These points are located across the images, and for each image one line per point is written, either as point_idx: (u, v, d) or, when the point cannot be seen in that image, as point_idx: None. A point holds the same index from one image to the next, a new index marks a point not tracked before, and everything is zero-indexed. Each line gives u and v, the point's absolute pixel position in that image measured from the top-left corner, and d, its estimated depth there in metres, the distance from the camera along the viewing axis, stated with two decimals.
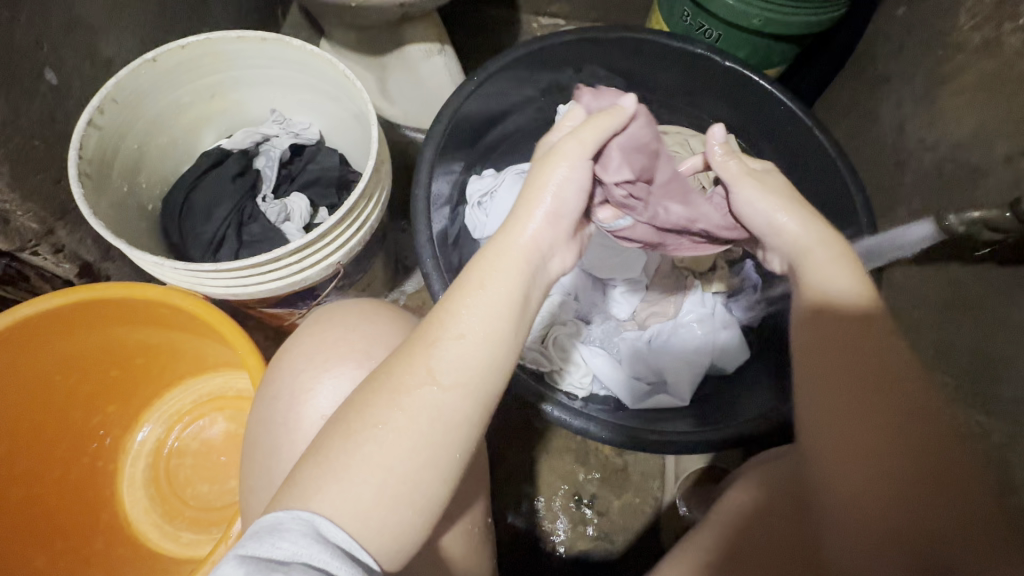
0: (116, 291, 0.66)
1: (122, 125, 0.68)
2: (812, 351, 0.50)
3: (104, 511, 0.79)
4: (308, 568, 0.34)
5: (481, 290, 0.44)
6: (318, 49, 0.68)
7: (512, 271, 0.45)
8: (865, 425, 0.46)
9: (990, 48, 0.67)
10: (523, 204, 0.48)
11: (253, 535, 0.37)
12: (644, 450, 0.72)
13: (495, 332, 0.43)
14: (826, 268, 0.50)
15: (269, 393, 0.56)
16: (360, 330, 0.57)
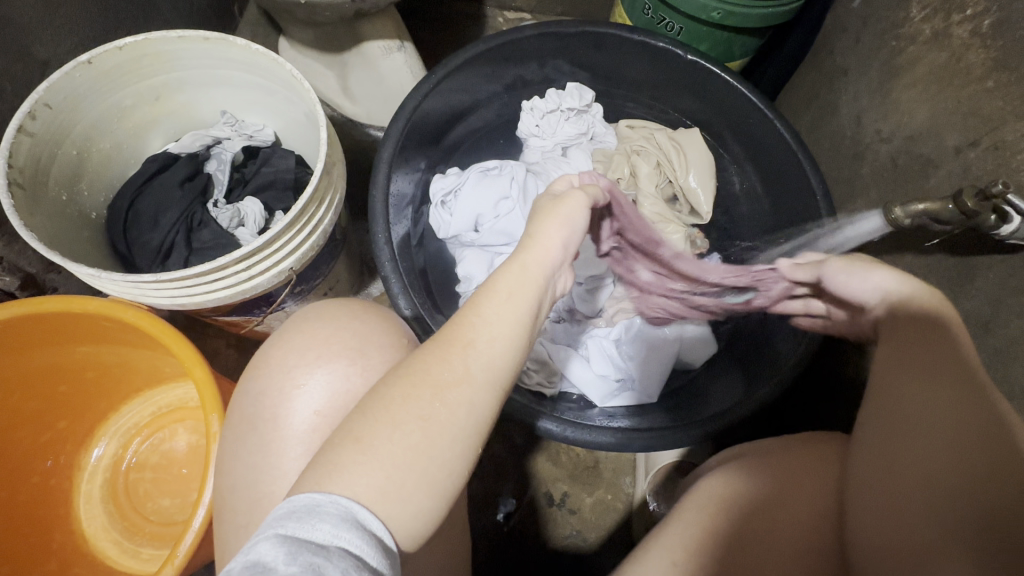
0: (55, 305, 0.63)
1: (58, 130, 0.65)
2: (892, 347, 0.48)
3: (57, 531, 0.76)
4: (346, 555, 0.34)
5: (509, 297, 0.45)
6: (263, 48, 0.66)
7: (531, 287, 0.45)
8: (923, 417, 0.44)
9: (940, 39, 0.67)
10: (536, 225, 0.49)
11: (291, 513, 0.36)
12: (653, 446, 0.70)
13: (523, 339, 0.44)
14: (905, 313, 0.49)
15: (256, 388, 0.54)
16: (352, 329, 0.56)
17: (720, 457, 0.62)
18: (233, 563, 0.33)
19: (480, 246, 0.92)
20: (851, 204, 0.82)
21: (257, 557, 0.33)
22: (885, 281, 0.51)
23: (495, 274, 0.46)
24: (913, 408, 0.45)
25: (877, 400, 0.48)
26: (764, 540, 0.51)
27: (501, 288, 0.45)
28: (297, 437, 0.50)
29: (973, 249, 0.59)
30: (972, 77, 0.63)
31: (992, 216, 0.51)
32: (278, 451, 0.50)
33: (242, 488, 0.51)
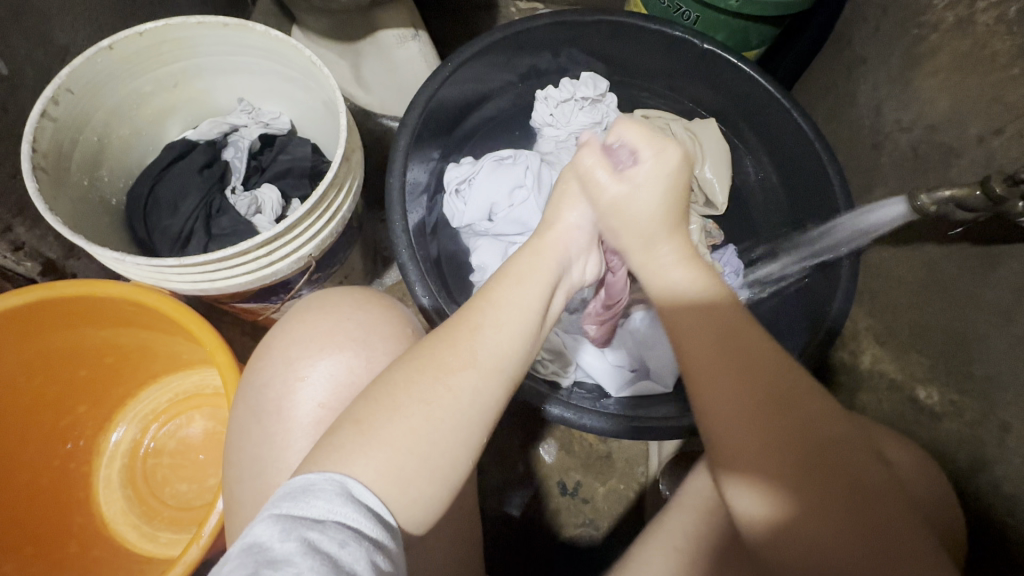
0: (79, 289, 0.64)
1: (79, 116, 0.65)
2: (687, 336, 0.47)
3: (78, 513, 0.77)
4: (343, 527, 0.35)
5: (519, 282, 0.50)
6: (282, 34, 0.66)
7: (541, 270, 0.51)
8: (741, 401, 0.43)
9: (963, 26, 0.66)
10: (552, 209, 0.57)
11: (287, 494, 0.37)
12: (644, 437, 0.71)
13: (529, 327, 0.48)
14: (670, 274, 0.51)
15: (258, 379, 0.54)
16: (356, 319, 0.56)
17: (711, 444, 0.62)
18: (231, 546, 0.34)
19: (494, 236, 0.91)
20: (870, 194, 0.81)
21: (254, 539, 0.34)
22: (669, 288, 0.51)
23: (507, 263, 0.52)
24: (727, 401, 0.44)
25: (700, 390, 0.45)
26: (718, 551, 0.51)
27: (510, 275, 0.50)
28: (302, 429, 0.51)
29: (1000, 240, 0.58)
30: (996, 65, 0.62)
31: (1019, 203, 0.50)
32: (284, 443, 0.51)
33: (254, 478, 0.51)
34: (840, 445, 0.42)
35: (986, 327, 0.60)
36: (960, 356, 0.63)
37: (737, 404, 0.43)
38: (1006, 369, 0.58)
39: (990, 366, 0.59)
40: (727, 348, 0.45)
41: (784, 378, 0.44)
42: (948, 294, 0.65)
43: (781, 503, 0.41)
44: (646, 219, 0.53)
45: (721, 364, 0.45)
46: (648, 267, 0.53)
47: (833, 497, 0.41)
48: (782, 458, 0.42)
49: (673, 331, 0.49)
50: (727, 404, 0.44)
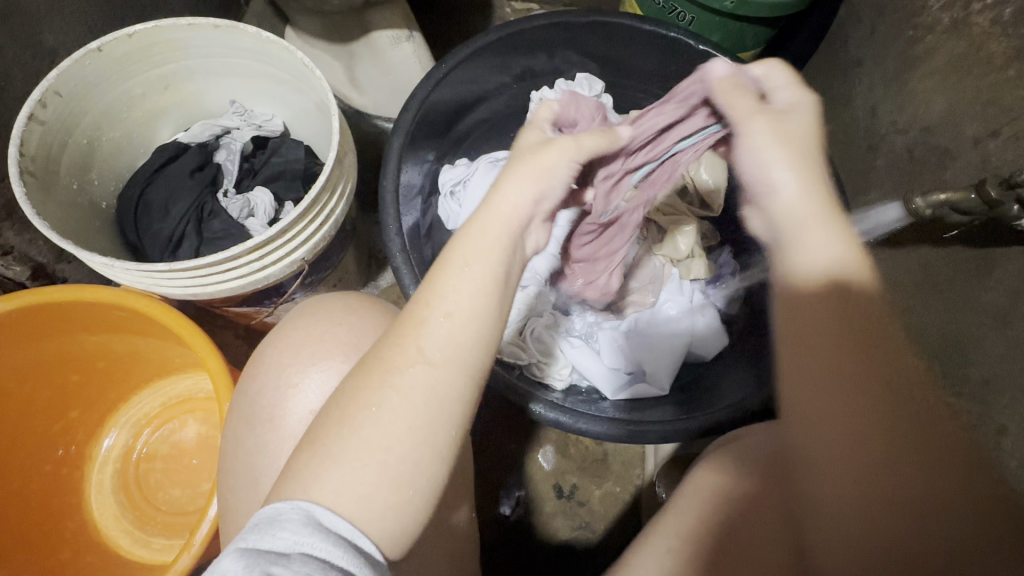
0: (68, 294, 0.63)
1: (68, 119, 0.65)
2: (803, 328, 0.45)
3: (69, 519, 0.76)
4: (309, 560, 0.36)
5: (466, 264, 0.43)
6: (273, 35, 0.65)
7: (495, 246, 0.44)
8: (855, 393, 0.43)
9: (959, 28, 0.66)
10: (506, 175, 0.46)
11: (255, 526, 0.38)
12: (644, 441, 0.71)
13: (484, 311, 0.43)
14: (815, 247, 0.44)
15: (251, 388, 0.54)
16: (347, 324, 0.55)
17: (718, 443, 0.64)
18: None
19: None
20: (865, 195, 0.81)
21: (219, 575, 0.34)
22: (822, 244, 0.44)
23: (456, 238, 0.45)
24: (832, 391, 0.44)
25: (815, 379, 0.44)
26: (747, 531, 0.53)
27: (456, 257, 0.44)
28: (294, 438, 0.50)
29: (996, 242, 0.58)
30: (992, 67, 0.62)
31: (1014, 206, 0.50)
32: (276, 451, 0.50)
33: (246, 485, 0.51)
34: (942, 439, 0.44)
35: (982, 330, 0.60)
36: (955, 358, 0.63)
37: (849, 396, 0.44)
38: (1002, 371, 0.57)
39: (986, 368, 0.59)
40: (833, 316, 0.44)
41: (903, 371, 0.44)
42: (944, 296, 0.64)
43: (876, 490, 0.43)
44: (806, 155, 0.46)
45: (837, 354, 0.44)
46: (788, 221, 0.45)
47: (919, 471, 0.43)
48: (888, 448, 0.43)
49: (788, 319, 0.46)
50: (838, 394, 0.44)
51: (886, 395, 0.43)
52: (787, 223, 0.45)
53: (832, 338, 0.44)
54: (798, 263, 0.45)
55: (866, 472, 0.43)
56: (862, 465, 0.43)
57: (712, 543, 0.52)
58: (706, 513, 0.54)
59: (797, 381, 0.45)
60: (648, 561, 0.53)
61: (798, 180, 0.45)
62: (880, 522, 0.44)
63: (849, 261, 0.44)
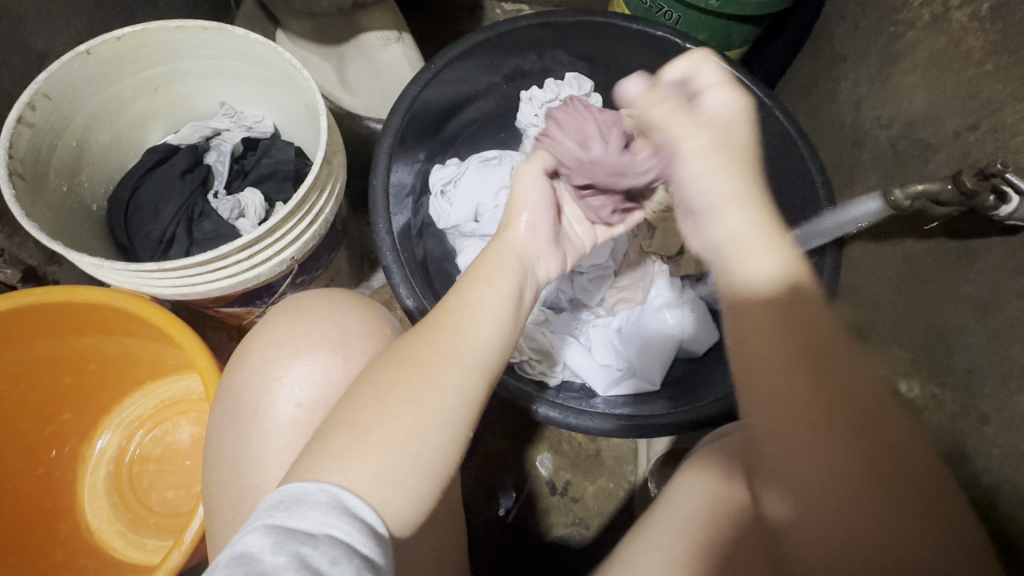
0: (58, 295, 0.63)
1: (57, 122, 0.65)
2: (755, 338, 0.43)
3: (62, 521, 0.76)
4: (336, 543, 0.35)
5: (489, 284, 0.52)
6: (261, 37, 0.66)
7: (511, 271, 0.54)
8: (800, 407, 0.41)
9: (939, 23, 0.67)
10: (509, 215, 0.60)
11: (280, 503, 0.37)
12: (644, 434, 0.71)
13: (507, 324, 0.50)
14: (755, 255, 0.44)
15: (235, 382, 0.54)
16: (332, 319, 0.56)
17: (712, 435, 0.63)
18: (222, 553, 0.34)
19: (480, 236, 0.91)
20: (851, 190, 0.82)
21: (244, 548, 0.34)
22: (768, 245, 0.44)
23: (478, 262, 0.54)
24: (777, 403, 0.42)
25: (755, 393, 0.43)
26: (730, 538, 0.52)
27: (481, 275, 0.53)
28: (280, 431, 0.51)
29: (975, 233, 0.59)
30: (970, 61, 0.63)
31: (990, 196, 0.51)
32: (262, 444, 0.51)
33: (235, 480, 0.51)
34: (901, 458, 0.40)
35: (963, 320, 0.60)
36: (938, 349, 0.63)
37: (795, 406, 0.41)
38: (985, 360, 0.58)
39: (968, 359, 0.60)
40: (781, 326, 0.42)
41: (858, 387, 0.41)
42: (927, 288, 0.65)
43: (832, 513, 0.40)
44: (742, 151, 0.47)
45: (784, 367, 0.42)
46: (734, 240, 0.45)
47: (875, 490, 0.40)
48: (840, 463, 0.40)
49: (742, 335, 0.44)
50: (789, 405, 0.41)
51: (835, 411, 0.40)
52: (730, 244, 0.45)
53: (782, 349, 0.42)
54: (745, 280, 0.44)
55: (823, 489, 0.41)
56: (817, 483, 0.41)
57: (710, 545, 0.52)
58: (701, 520, 0.53)
59: (761, 411, 0.42)
60: (656, 563, 0.52)
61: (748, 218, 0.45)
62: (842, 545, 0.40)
63: (796, 266, 0.44)
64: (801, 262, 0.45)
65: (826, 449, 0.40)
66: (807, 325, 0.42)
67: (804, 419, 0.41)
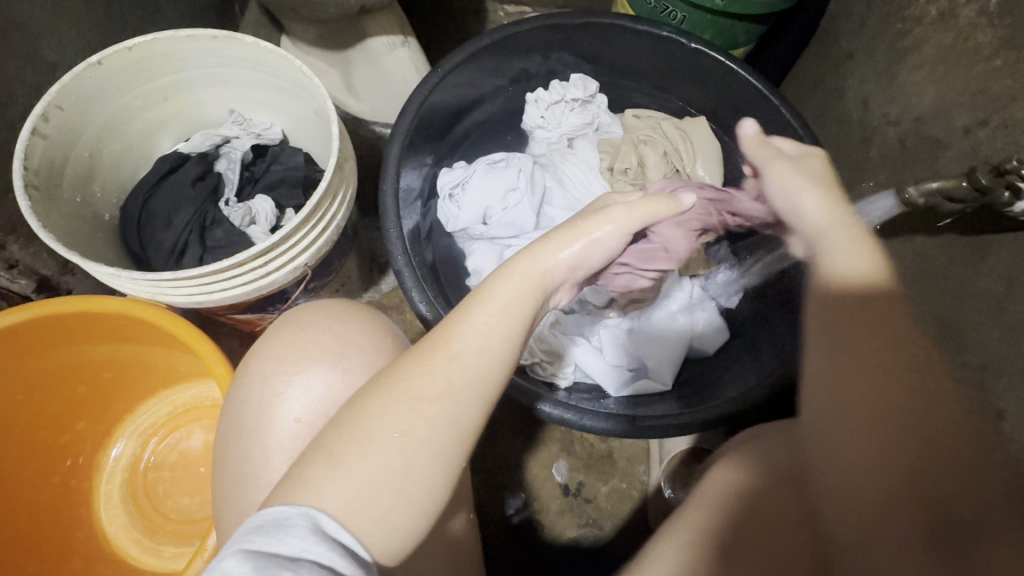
0: (73, 305, 0.63)
1: (70, 133, 0.65)
2: (830, 315, 0.52)
3: (79, 530, 0.77)
4: (316, 566, 0.35)
5: (497, 306, 0.49)
6: (272, 45, 0.66)
7: (525, 292, 0.51)
8: (856, 363, 0.48)
9: (946, 20, 0.67)
10: (557, 237, 0.55)
11: (259, 528, 0.37)
12: (644, 437, 0.72)
13: (507, 350, 0.48)
14: (848, 257, 0.54)
15: (235, 399, 0.54)
16: (330, 332, 0.56)
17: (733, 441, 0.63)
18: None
19: (489, 239, 0.92)
20: (860, 187, 0.82)
21: (223, 574, 0.34)
22: (825, 242, 0.57)
23: (490, 279, 0.51)
24: (837, 360, 0.49)
25: (822, 345, 0.51)
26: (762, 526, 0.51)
27: (490, 296, 0.50)
28: (279, 445, 0.51)
29: (988, 229, 0.59)
30: (979, 57, 0.63)
31: (1005, 193, 0.50)
32: (263, 458, 0.51)
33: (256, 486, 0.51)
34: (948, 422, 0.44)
35: (977, 316, 0.61)
36: (953, 345, 0.63)
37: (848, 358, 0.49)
38: (999, 356, 0.58)
39: (982, 355, 0.60)
40: (843, 308, 0.51)
41: (904, 350, 0.48)
42: (939, 284, 0.65)
43: (875, 458, 0.45)
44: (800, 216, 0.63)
45: (834, 333, 0.50)
46: (817, 228, 0.59)
47: (918, 441, 0.44)
48: (890, 416, 0.45)
49: (813, 311, 0.54)
50: (847, 362, 0.49)
51: (885, 371, 0.47)
52: (826, 249, 0.56)
53: (836, 320, 0.51)
54: (838, 273, 0.54)
55: (870, 435, 0.45)
56: (865, 431, 0.46)
57: (724, 535, 0.51)
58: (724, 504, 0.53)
59: (821, 367, 0.50)
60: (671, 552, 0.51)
61: (816, 201, 0.62)
62: (886, 487, 0.44)
63: (885, 271, 0.52)
64: (886, 269, 0.52)
65: (877, 400, 0.46)
66: (869, 301, 0.51)
67: (860, 372, 0.48)
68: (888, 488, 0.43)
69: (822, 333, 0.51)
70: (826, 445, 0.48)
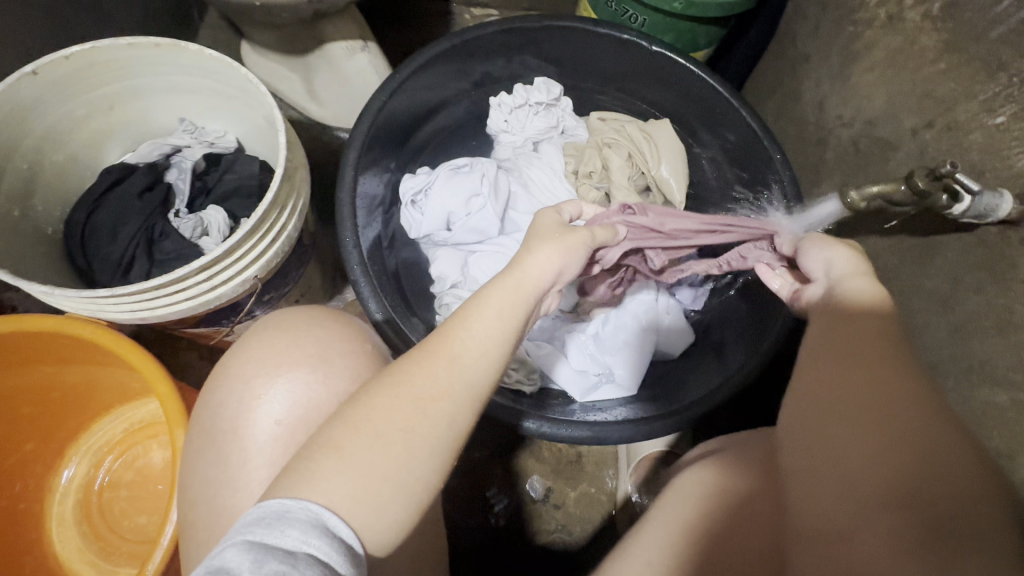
0: (11, 324, 0.61)
1: (6, 145, 0.63)
2: (825, 341, 0.47)
3: (27, 554, 0.74)
4: (314, 562, 0.35)
5: (495, 311, 0.47)
6: (215, 53, 0.64)
7: (521, 302, 0.49)
8: (847, 394, 0.44)
9: (894, 23, 0.68)
10: (534, 242, 0.52)
11: (261, 519, 0.37)
12: (636, 438, 0.72)
13: (502, 352, 0.47)
14: (855, 283, 0.48)
15: (213, 401, 0.53)
16: (314, 337, 0.55)
17: (706, 447, 0.65)
18: (199, 566, 0.34)
19: (453, 244, 0.92)
20: (817, 188, 0.83)
21: (222, 564, 0.34)
22: (835, 259, 0.52)
23: (490, 286, 0.49)
24: (824, 391, 0.45)
25: (810, 377, 0.47)
26: (730, 534, 0.53)
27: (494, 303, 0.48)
28: (259, 446, 0.50)
29: (934, 230, 0.60)
30: (925, 59, 0.64)
31: (944, 196, 0.51)
32: (240, 460, 0.50)
33: (207, 504, 0.50)
34: (947, 466, 0.39)
35: (924, 317, 0.62)
36: None
37: (835, 390, 0.45)
38: (946, 356, 0.59)
39: (931, 355, 0.61)
40: (846, 334, 0.46)
41: (906, 392, 0.42)
42: (890, 284, 0.66)
43: (842, 491, 0.41)
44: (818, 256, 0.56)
45: (830, 360, 0.46)
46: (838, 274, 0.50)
47: (900, 482, 0.39)
48: (872, 456, 0.41)
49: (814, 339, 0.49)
50: (838, 394, 0.44)
51: (884, 409, 0.42)
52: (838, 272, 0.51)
53: (834, 349, 0.46)
54: (851, 295, 0.48)
55: (847, 472, 0.41)
56: (839, 469, 0.42)
57: (700, 532, 0.53)
58: (699, 505, 0.55)
59: (808, 396, 0.46)
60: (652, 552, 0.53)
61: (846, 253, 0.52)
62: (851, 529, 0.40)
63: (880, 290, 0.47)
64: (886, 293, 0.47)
65: (861, 436, 0.42)
66: (877, 332, 0.45)
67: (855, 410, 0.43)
68: (858, 527, 0.39)
69: (816, 363, 0.47)
70: (794, 479, 0.44)
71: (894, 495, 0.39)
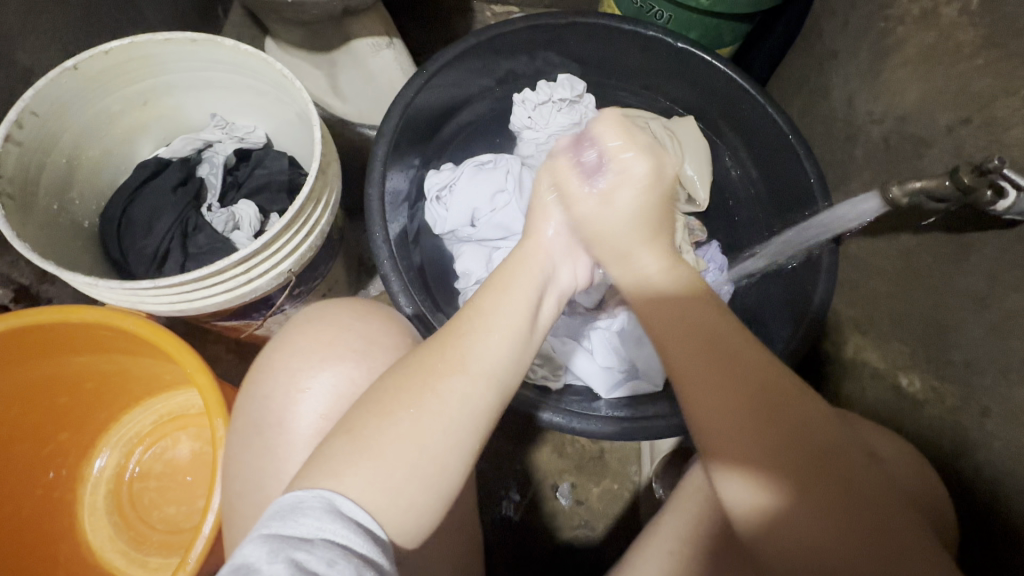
0: (51, 315, 0.62)
1: (46, 140, 0.64)
2: (685, 350, 0.47)
3: (62, 542, 0.76)
4: (332, 546, 0.36)
5: (506, 291, 0.50)
6: (252, 48, 0.65)
7: (528, 282, 0.51)
8: (733, 407, 0.44)
9: (928, 19, 0.67)
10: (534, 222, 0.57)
11: (277, 513, 0.38)
12: (645, 435, 0.71)
13: (524, 333, 0.49)
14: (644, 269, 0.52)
15: (258, 392, 0.53)
16: (354, 329, 0.56)
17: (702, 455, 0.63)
18: (223, 564, 0.36)
19: (478, 240, 0.91)
20: (845, 186, 0.83)
21: (244, 560, 0.35)
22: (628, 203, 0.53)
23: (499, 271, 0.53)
24: (711, 411, 0.45)
25: (692, 393, 0.46)
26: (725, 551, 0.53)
27: (500, 283, 0.52)
28: (303, 440, 0.51)
29: (972, 227, 0.59)
30: (962, 55, 0.63)
31: (988, 191, 0.51)
32: (285, 454, 0.50)
33: (249, 494, 0.51)
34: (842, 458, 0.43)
35: (959, 315, 0.61)
36: (939, 344, 0.64)
37: (727, 405, 0.44)
38: (986, 354, 0.58)
39: (968, 352, 0.60)
40: (698, 339, 0.47)
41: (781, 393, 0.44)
42: (924, 281, 0.66)
43: (770, 497, 0.42)
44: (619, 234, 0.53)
45: (707, 369, 0.45)
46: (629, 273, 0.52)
47: (821, 488, 0.41)
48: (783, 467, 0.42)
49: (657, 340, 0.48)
50: (727, 412, 0.44)
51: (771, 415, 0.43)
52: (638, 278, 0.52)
53: (706, 359, 0.46)
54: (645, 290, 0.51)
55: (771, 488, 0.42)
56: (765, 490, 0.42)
57: (712, 544, 0.53)
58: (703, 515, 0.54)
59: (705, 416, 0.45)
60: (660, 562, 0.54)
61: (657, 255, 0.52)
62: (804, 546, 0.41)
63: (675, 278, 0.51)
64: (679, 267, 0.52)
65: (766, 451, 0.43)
66: (727, 328, 0.47)
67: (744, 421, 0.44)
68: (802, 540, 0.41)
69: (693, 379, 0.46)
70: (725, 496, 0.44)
71: (823, 502, 0.41)
